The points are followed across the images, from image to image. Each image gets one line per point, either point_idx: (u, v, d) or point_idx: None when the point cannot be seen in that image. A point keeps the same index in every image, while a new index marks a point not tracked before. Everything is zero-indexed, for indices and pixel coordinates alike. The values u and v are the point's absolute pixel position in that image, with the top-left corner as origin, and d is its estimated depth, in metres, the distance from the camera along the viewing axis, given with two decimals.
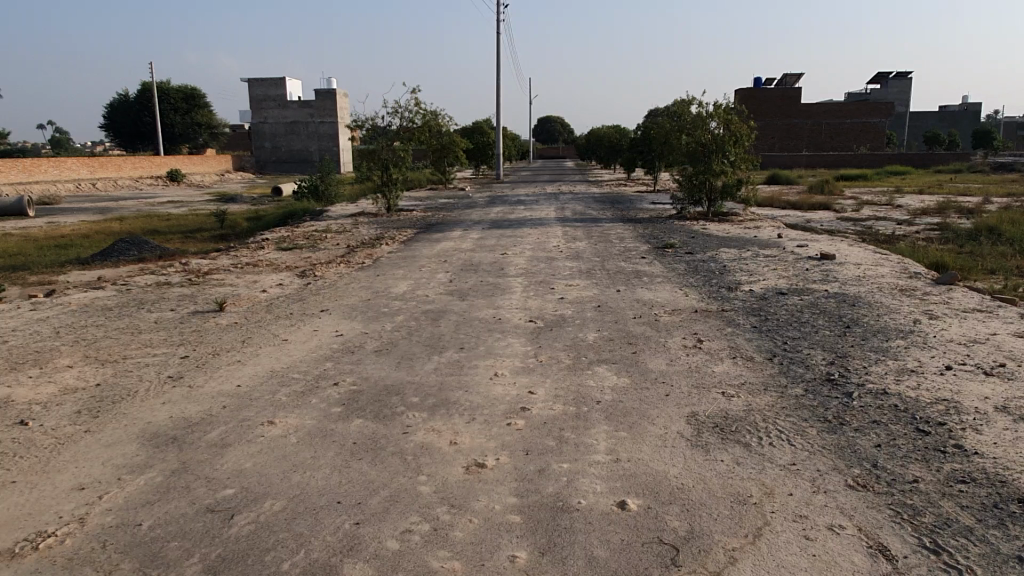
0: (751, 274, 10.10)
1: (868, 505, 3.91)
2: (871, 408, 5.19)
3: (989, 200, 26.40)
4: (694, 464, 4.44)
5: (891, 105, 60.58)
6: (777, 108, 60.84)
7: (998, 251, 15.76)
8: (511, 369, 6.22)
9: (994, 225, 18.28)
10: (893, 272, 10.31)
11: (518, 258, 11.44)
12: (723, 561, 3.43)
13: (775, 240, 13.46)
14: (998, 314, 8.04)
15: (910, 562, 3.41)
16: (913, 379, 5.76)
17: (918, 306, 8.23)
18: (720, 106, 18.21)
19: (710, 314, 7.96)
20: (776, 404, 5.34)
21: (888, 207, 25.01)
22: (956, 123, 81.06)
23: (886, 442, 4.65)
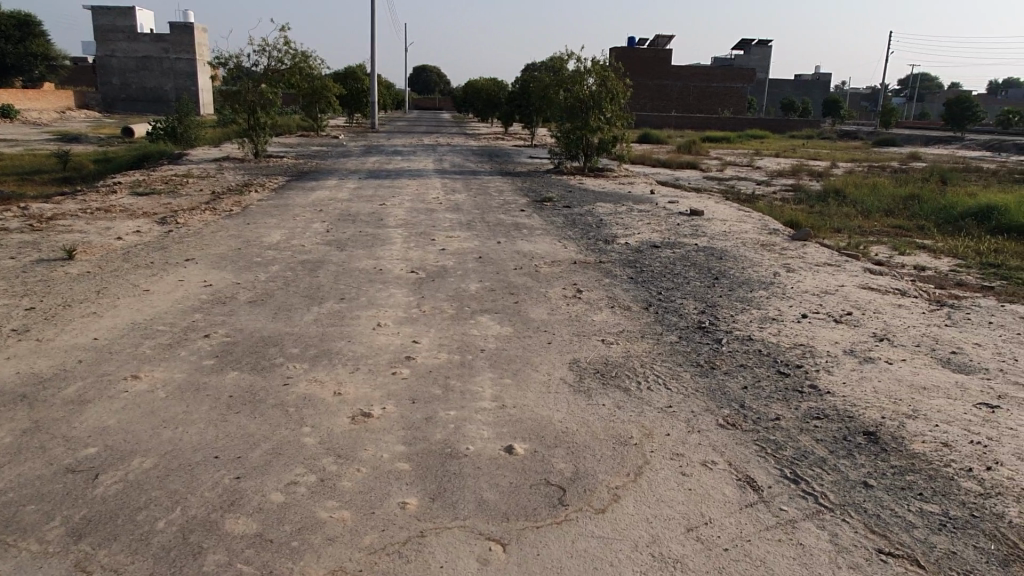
0: (626, 228, 10.43)
1: (736, 442, 4.19)
2: (738, 353, 5.55)
3: (836, 164, 28.60)
4: (577, 408, 4.57)
5: (752, 72, 63.83)
6: (649, 69, 62.54)
7: (843, 212, 17.15)
8: (395, 319, 6.11)
9: (840, 188, 19.84)
10: (754, 228, 10.97)
11: (396, 209, 11.19)
12: (608, 498, 3.57)
13: (648, 196, 13.93)
14: (844, 268, 8.77)
15: (774, 491, 3.70)
16: (774, 326, 6.19)
17: (776, 259, 8.82)
18: (597, 63, 18.42)
19: (589, 266, 8.15)
20: (652, 351, 5.58)
21: (748, 168, 26.53)
22: (807, 91, 86.80)
23: (751, 384, 4.99)
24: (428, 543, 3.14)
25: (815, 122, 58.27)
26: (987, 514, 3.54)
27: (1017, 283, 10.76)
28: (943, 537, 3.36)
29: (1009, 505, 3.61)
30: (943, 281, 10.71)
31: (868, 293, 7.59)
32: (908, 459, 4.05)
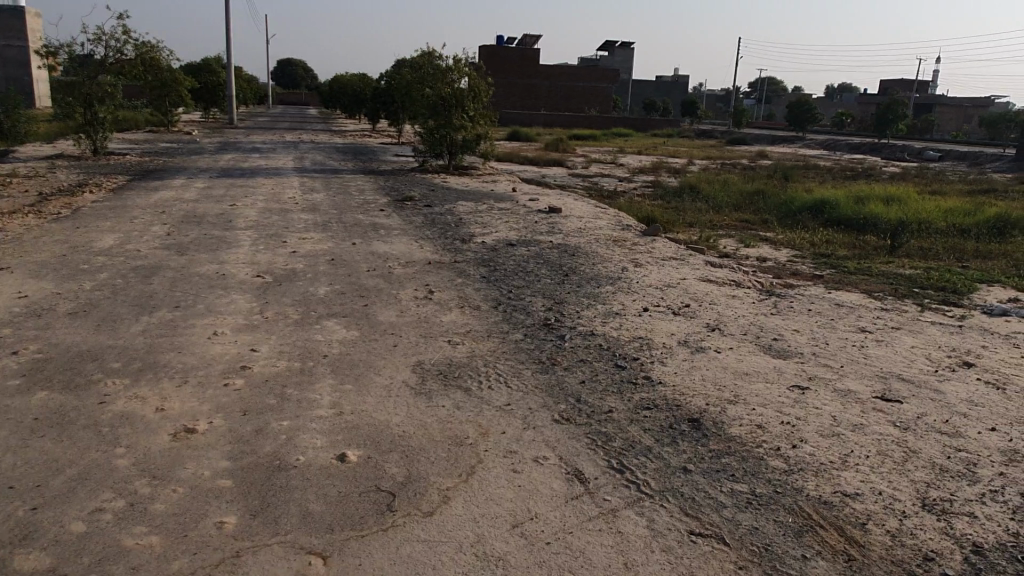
0: (485, 226, 10.52)
1: (569, 436, 4.32)
2: (579, 348, 5.72)
3: (691, 161, 30.21)
4: (416, 411, 4.56)
5: (616, 72, 66.20)
6: (517, 67, 63.44)
7: (696, 207, 18.11)
8: (233, 326, 5.85)
9: (694, 184, 20.94)
10: (608, 224, 11.38)
11: (248, 209, 10.74)
12: (436, 501, 3.57)
13: (510, 194, 14.13)
14: (687, 262, 9.25)
15: (599, 482, 3.84)
16: (616, 320, 6.44)
17: (626, 255, 9.17)
18: (460, 61, 18.52)
19: (443, 266, 8.15)
20: (497, 349, 5.66)
21: (611, 165, 27.50)
22: (669, 91, 90.98)
23: (589, 378, 5.17)
24: (244, 563, 3.02)
25: (677, 122, 61.20)
26: (789, 490, 3.83)
27: (843, 272, 11.75)
28: (748, 514, 3.60)
29: (808, 480, 3.93)
30: (779, 271, 11.53)
31: (706, 285, 8.04)
32: (725, 442, 4.32)
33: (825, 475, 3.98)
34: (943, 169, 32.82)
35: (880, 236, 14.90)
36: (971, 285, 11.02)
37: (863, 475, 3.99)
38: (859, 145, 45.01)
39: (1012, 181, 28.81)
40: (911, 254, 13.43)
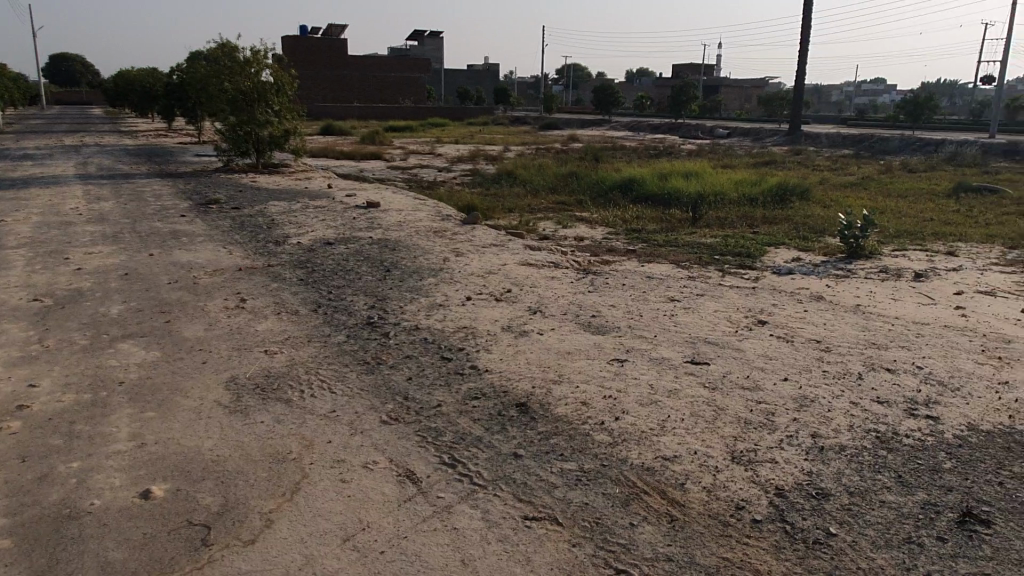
0: (299, 226, 10.05)
1: (399, 436, 4.20)
2: (405, 344, 5.61)
3: (507, 148, 30.89)
4: (232, 431, 4.22)
5: (428, 62, 66.10)
6: (325, 59, 61.41)
7: (514, 193, 18.51)
8: (6, 361, 5.11)
9: (511, 170, 21.40)
10: (428, 215, 11.29)
11: (19, 225, 9.47)
12: (257, 526, 3.32)
13: (325, 190, 13.62)
14: (508, 247, 9.39)
15: (432, 480, 3.76)
16: (440, 312, 6.38)
17: (447, 245, 9.14)
18: (259, 52, 17.57)
19: (255, 271, 7.66)
20: (318, 355, 5.40)
21: (430, 155, 27.44)
22: (482, 80, 92.22)
23: (416, 374, 5.07)
24: None
25: (491, 110, 62.26)
26: (615, 461, 3.96)
27: (653, 245, 12.51)
28: (578, 491, 3.69)
29: (631, 449, 4.09)
30: (596, 249, 12.05)
31: (527, 269, 8.20)
32: (552, 423, 4.41)
33: (646, 442, 4.17)
34: (731, 145, 36.05)
35: (682, 209, 16.05)
36: (761, 248, 12.17)
37: (679, 437, 4.23)
38: (659, 126, 48.33)
39: (786, 152, 32.29)
40: (711, 224, 14.60)
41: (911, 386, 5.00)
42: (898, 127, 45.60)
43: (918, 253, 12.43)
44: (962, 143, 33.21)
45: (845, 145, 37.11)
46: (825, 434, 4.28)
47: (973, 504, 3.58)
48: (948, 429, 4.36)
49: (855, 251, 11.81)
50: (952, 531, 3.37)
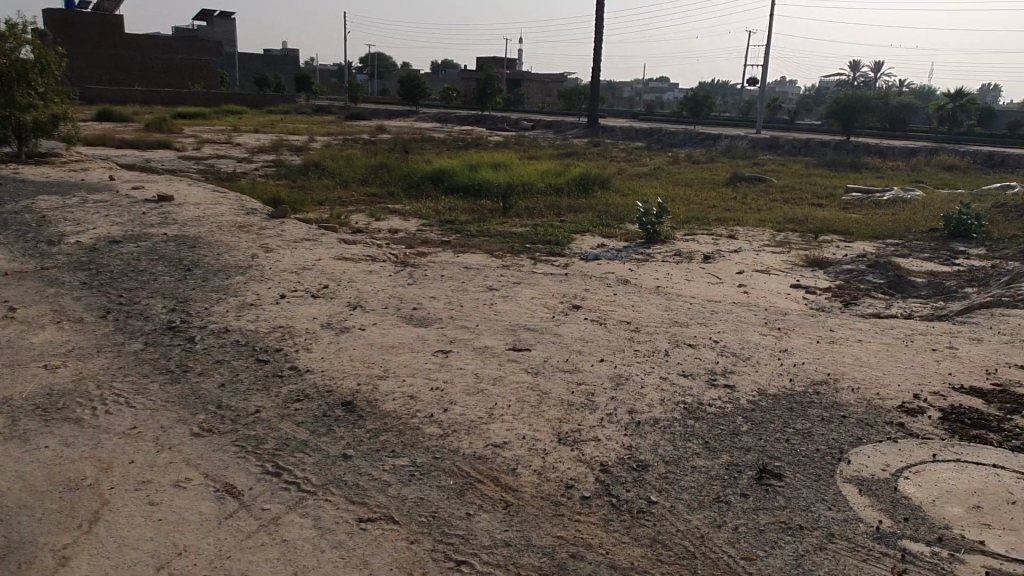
0: (78, 223, 8.96)
1: (214, 449, 3.89)
2: (214, 349, 5.20)
3: (313, 138, 29.71)
4: (8, 460, 3.67)
5: (219, 45, 61.83)
6: (98, 36, 55.26)
7: (323, 184, 17.87)
8: None
9: (318, 161, 20.62)
10: (231, 209, 10.56)
11: None
12: (49, 567, 2.91)
13: (107, 183, 12.26)
14: (321, 241, 9.03)
15: (255, 492, 3.53)
16: (252, 312, 5.99)
17: (253, 241, 8.59)
18: (15, 25, 15.38)
19: (26, 276, 6.71)
20: (112, 366, 4.85)
21: (227, 145, 25.67)
22: (280, 66, 87.88)
23: (229, 380, 4.72)
24: None
25: (292, 99, 59.55)
26: (447, 453, 3.95)
27: (467, 235, 12.66)
28: (412, 486, 3.63)
29: (462, 439, 4.10)
30: (412, 241, 11.95)
31: (342, 263, 7.94)
32: (381, 420, 4.30)
33: (477, 431, 4.20)
34: (535, 137, 37.42)
35: (494, 200, 16.39)
36: (569, 236, 12.77)
37: (508, 423, 4.31)
38: (465, 118, 49.00)
39: (586, 144, 34.16)
40: (521, 214, 15.07)
41: (709, 358, 5.49)
42: (681, 123, 49.91)
43: (705, 237, 13.68)
44: (734, 138, 37.11)
45: (637, 138, 39.98)
46: (640, 409, 4.58)
47: (767, 461, 4.00)
48: (743, 396, 4.84)
49: (652, 236, 12.77)
50: (752, 486, 3.75)
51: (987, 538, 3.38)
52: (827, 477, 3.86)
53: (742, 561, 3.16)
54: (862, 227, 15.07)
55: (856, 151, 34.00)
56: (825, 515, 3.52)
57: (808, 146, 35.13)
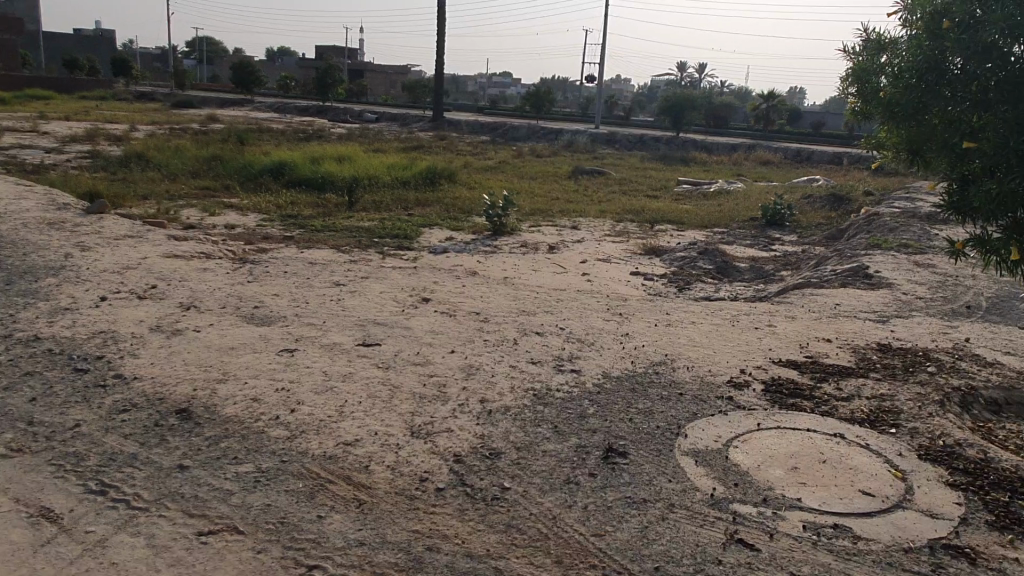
0: None
1: (25, 472, 3.49)
2: (22, 360, 4.67)
3: (135, 127, 27.42)
4: None
5: (19, 21, 55.42)
6: None
7: (148, 177, 16.53)
8: None
9: (141, 151, 19.06)
10: (38, 204, 9.51)
11: None
12: None
13: None
14: (147, 239, 8.35)
15: (77, 514, 3.21)
16: (68, 317, 5.44)
17: (67, 238, 7.79)
18: None
19: None
20: None
21: (32, 134, 23.08)
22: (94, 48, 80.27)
23: (41, 393, 4.25)
24: None
25: (109, 84, 54.60)
26: (294, 455, 3.79)
27: (311, 230, 12.22)
28: (258, 493, 3.45)
29: (310, 440, 3.95)
30: (250, 237, 11.34)
31: (172, 262, 7.39)
32: (221, 426, 4.04)
33: (326, 430, 4.06)
34: (379, 130, 36.78)
35: (338, 193, 15.94)
36: (417, 230, 12.67)
37: (359, 420, 4.21)
38: (306, 109, 47.21)
39: (431, 138, 34.04)
40: (368, 208, 14.77)
41: (557, 346, 5.66)
42: (524, 117, 50.99)
43: (549, 228, 14.08)
44: (575, 133, 38.49)
45: (482, 132, 40.40)
46: (492, 398, 4.63)
47: (613, 440, 4.19)
48: (589, 379, 5.04)
49: (499, 228, 12.97)
50: (600, 466, 3.91)
51: (803, 495, 3.74)
52: (667, 452, 4.10)
53: (593, 538, 3.29)
54: (692, 216, 16.15)
55: (684, 146, 36.40)
56: (666, 487, 3.74)
57: (642, 141, 37.15)
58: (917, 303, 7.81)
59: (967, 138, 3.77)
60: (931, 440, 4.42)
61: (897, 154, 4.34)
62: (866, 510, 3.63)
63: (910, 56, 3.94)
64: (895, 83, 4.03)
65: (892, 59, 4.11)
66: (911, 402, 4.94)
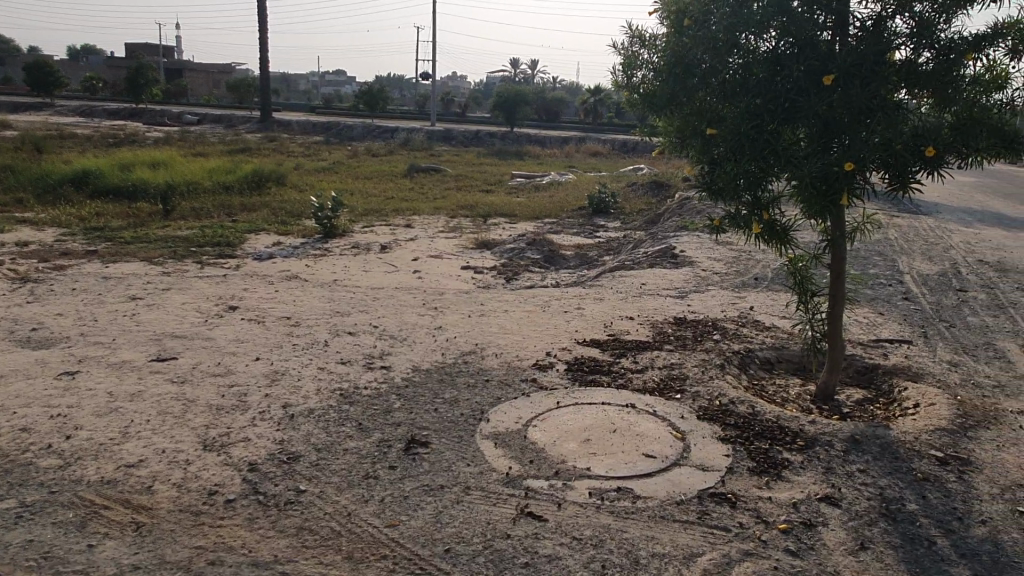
0: None
1: None
2: None
3: None
4: None
5: None
6: None
7: None
8: None
9: None
10: None
11: None
12: None
13: None
14: None
15: None
16: None
17: None
18: None
19: None
20: None
21: None
22: None
23: None
24: None
25: None
26: (66, 485, 3.52)
27: (118, 242, 11.36)
28: (21, 530, 3.18)
29: (87, 466, 3.69)
30: (46, 253, 10.34)
31: None
32: None
33: (106, 454, 3.81)
34: (202, 133, 34.69)
35: (152, 202, 14.90)
36: (241, 236, 12.13)
37: (145, 440, 3.98)
38: (116, 112, 43.63)
39: (260, 139, 32.54)
40: (185, 215, 13.93)
41: (368, 343, 5.65)
42: (359, 115, 49.95)
43: (382, 228, 13.96)
44: (411, 130, 38.27)
45: (315, 132, 39.18)
46: (295, 402, 4.54)
47: (416, 431, 4.25)
48: (398, 374, 5.08)
49: (329, 230, 12.70)
50: (400, 458, 3.95)
51: (592, 464, 3.98)
52: (468, 437, 4.22)
53: (386, 529, 3.33)
54: (524, 209, 16.59)
55: (519, 141, 37.26)
56: (464, 471, 3.85)
57: (478, 137, 37.64)
58: (714, 278, 8.52)
59: (712, 125, 4.18)
60: (710, 401, 4.85)
61: (661, 143, 4.73)
62: (647, 471, 3.93)
63: (663, 52, 4.30)
64: (654, 76, 4.40)
65: (650, 56, 4.47)
66: (696, 368, 5.40)
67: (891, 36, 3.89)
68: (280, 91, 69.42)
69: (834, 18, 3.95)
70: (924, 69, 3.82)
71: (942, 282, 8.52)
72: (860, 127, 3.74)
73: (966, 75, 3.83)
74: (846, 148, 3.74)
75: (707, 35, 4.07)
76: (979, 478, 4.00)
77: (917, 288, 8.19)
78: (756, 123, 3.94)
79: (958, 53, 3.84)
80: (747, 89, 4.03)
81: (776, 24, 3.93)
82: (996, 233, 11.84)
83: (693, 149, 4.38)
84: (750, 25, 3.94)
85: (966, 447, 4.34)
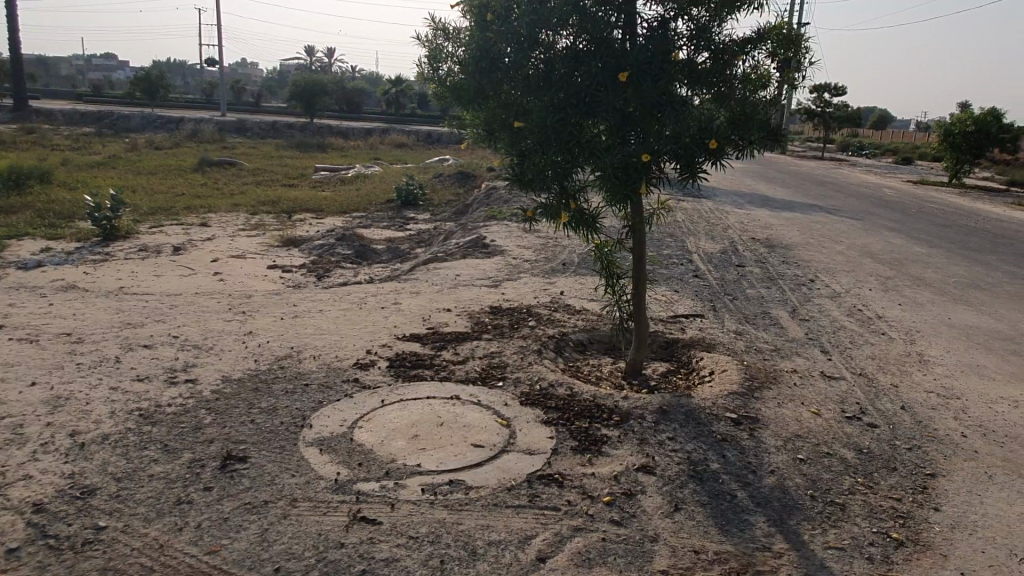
0: None
1: None
2: None
3: None
4: None
5: None
6: None
7: None
8: None
9: None
10: None
11: None
12: None
13: None
14: None
15: None
16: None
17: None
18: None
19: None
20: None
21: None
22: None
23: None
24: None
25: None
26: None
27: None
28: None
29: None
30: None
31: None
32: None
33: None
34: None
35: None
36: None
37: None
38: None
39: (15, 131, 28.49)
40: None
41: (168, 356, 5.17)
42: (136, 104, 45.47)
43: (173, 227, 12.86)
44: (198, 121, 35.54)
45: (84, 122, 35.13)
46: (84, 429, 4.05)
47: (231, 447, 3.96)
48: (205, 387, 4.70)
49: (110, 232, 11.45)
50: (216, 477, 3.66)
51: (423, 459, 3.95)
52: (291, 447, 4.01)
53: (206, 557, 3.08)
54: (329, 203, 16.07)
55: (320, 132, 36.00)
56: (289, 484, 3.65)
57: (275, 128, 35.82)
58: (525, 266, 8.79)
59: (519, 118, 4.29)
60: (531, 386, 5.01)
61: (470, 135, 4.77)
62: (476, 462, 3.97)
63: (468, 45, 4.32)
64: (462, 70, 4.42)
65: (455, 49, 4.48)
66: (515, 355, 5.54)
67: (674, 36, 4.21)
68: (36, 74, 61.30)
69: (624, 18, 4.19)
70: (703, 68, 4.21)
71: (724, 259, 9.46)
72: (654, 121, 4.05)
73: (736, 75, 4.27)
74: (643, 141, 4.04)
75: (509, 31, 4.16)
76: (766, 433, 4.50)
77: (703, 266, 9.02)
78: (560, 117, 4.12)
79: (729, 55, 4.26)
80: (550, 84, 4.18)
81: (574, 22, 4.10)
82: (763, 214, 13.36)
83: (502, 142, 4.49)
84: (549, 21, 4.07)
85: (754, 406, 4.86)
